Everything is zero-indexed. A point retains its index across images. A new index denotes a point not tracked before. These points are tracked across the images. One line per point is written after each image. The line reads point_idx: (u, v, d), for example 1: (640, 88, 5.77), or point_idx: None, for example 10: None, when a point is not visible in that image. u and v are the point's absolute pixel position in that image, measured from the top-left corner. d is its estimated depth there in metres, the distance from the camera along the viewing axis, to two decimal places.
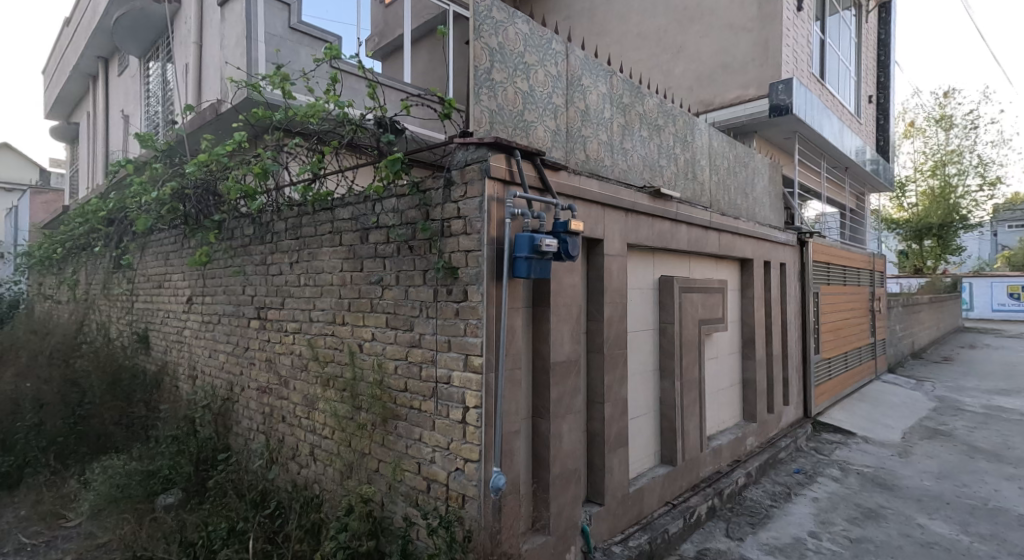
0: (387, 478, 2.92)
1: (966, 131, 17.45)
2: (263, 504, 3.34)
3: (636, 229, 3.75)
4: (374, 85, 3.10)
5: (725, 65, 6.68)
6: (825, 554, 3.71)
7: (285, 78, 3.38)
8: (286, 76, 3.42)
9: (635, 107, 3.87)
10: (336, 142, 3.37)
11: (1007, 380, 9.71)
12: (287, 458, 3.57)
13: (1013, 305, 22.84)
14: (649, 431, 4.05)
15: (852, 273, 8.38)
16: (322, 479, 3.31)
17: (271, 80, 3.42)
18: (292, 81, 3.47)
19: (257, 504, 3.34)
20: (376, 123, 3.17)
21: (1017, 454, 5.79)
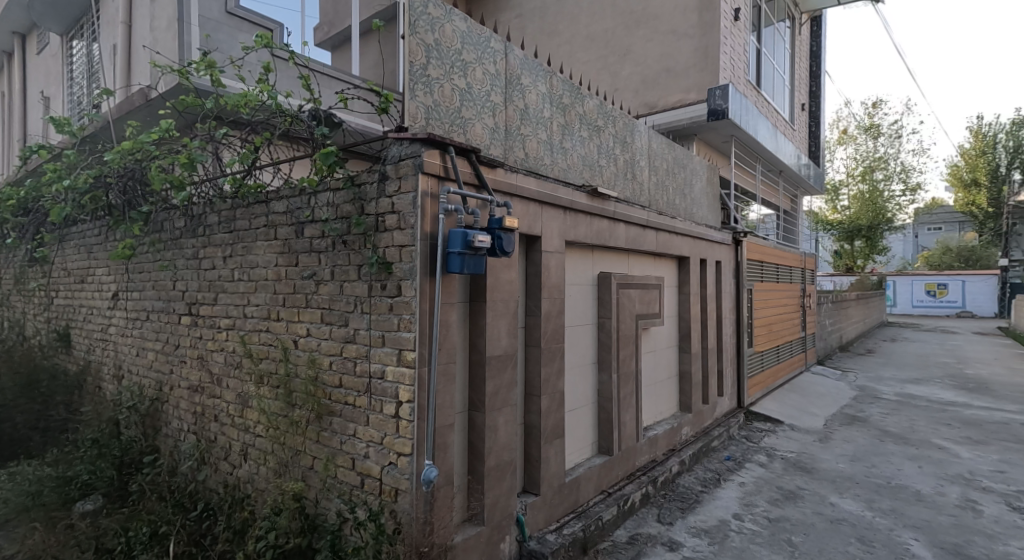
0: (320, 475, 2.89)
1: (892, 139, 18.73)
2: (190, 506, 3.25)
3: (575, 227, 3.85)
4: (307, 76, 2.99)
5: (669, 70, 6.92)
6: (746, 534, 3.93)
7: (213, 66, 3.27)
8: (214, 64, 3.31)
9: (575, 107, 3.97)
10: (269, 133, 3.28)
11: (920, 371, 10.51)
12: (218, 459, 3.48)
13: (930, 301, 24.67)
14: (587, 423, 4.17)
15: (785, 271, 8.84)
16: (255, 478, 3.24)
17: (198, 66, 3.29)
18: (221, 69, 3.36)
19: (182, 506, 3.23)
20: (310, 115, 3.10)
21: (922, 437, 6.29)
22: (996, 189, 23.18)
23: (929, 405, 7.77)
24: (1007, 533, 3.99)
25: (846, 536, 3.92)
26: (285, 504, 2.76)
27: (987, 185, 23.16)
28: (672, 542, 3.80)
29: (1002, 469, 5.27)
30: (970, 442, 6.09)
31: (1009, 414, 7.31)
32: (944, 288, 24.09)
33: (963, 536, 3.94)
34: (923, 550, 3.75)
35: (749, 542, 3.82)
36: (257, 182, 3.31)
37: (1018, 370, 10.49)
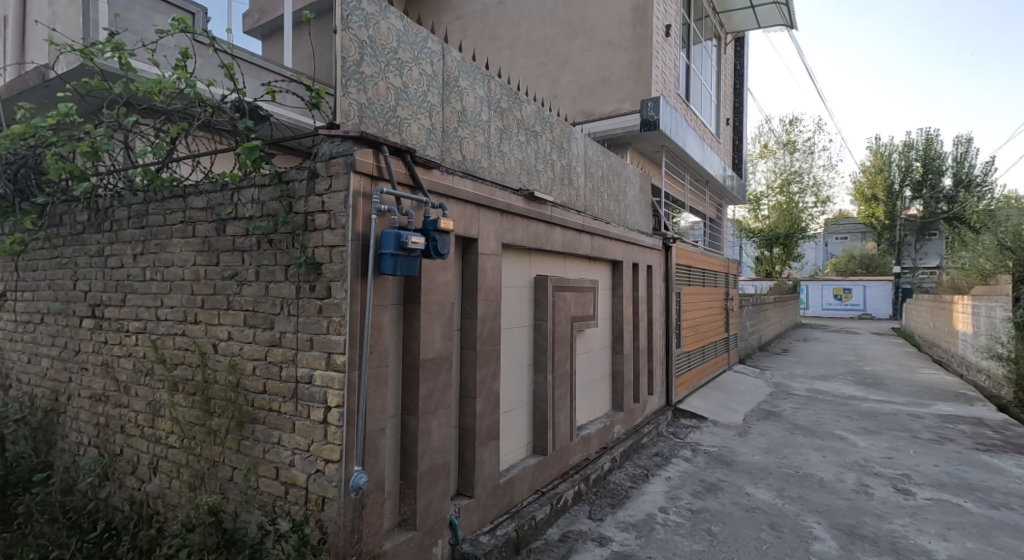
0: (240, 487, 2.76)
1: (806, 155, 20.19)
2: (86, 528, 3.03)
3: (511, 230, 3.89)
4: (231, 65, 2.81)
5: (605, 80, 7.12)
6: (670, 526, 4.08)
7: (120, 48, 3.04)
8: (123, 46, 3.07)
9: (512, 111, 4.00)
10: (187, 123, 3.09)
11: (827, 368, 11.31)
12: (123, 473, 3.25)
13: (837, 305, 26.59)
14: (522, 424, 4.21)
15: (711, 275, 9.28)
16: (166, 494, 3.05)
17: (103, 47, 3.05)
18: (130, 51, 3.12)
19: (78, 527, 3.03)
20: (234, 106, 2.94)
21: (827, 428, 6.77)
22: (892, 203, 25.39)
23: (834, 399, 8.39)
24: (893, 513, 4.36)
25: (759, 523, 4.15)
26: (201, 518, 2.67)
27: (885, 199, 25.33)
28: (601, 537, 3.90)
29: (891, 455, 5.75)
30: (866, 431, 6.62)
31: (901, 406, 8.00)
32: (849, 292, 26.07)
33: (857, 517, 4.28)
34: (824, 532, 4.03)
35: (673, 533, 3.98)
36: (172, 175, 3.14)
37: (908, 366, 11.52)
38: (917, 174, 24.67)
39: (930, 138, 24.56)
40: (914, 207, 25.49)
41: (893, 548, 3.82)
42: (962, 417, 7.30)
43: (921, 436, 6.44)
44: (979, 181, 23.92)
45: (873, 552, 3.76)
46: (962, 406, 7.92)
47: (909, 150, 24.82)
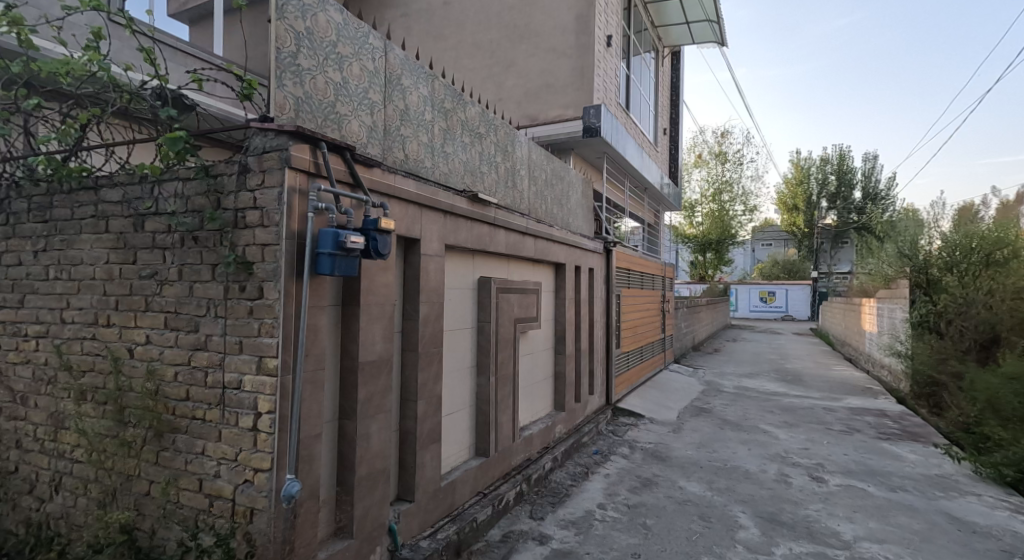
0: (158, 502, 2.61)
1: (735, 166, 21.20)
2: None
3: (454, 231, 3.87)
4: (151, 50, 2.63)
5: (549, 85, 7.21)
6: (608, 522, 4.17)
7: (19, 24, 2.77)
8: (21, 20, 2.80)
9: (456, 112, 3.98)
10: (99, 109, 2.85)
11: (753, 366, 11.92)
12: (19, 493, 2.99)
13: (763, 307, 28.06)
14: (465, 426, 4.18)
15: (649, 278, 9.56)
16: (70, 513, 2.83)
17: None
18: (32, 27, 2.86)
19: None
20: (155, 94, 2.80)
21: (752, 423, 7.12)
22: (810, 213, 27.00)
23: (759, 395, 8.83)
24: (809, 499, 4.63)
25: (691, 515, 4.31)
26: (110, 538, 2.55)
27: (805, 209, 26.94)
28: (541, 536, 3.93)
29: (808, 445, 6.12)
30: (787, 425, 7.00)
31: (818, 400, 8.54)
32: (773, 295, 27.62)
33: (777, 505, 4.51)
34: (749, 520, 4.23)
35: (610, 529, 4.06)
36: (83, 164, 2.92)
37: (824, 364, 12.30)
38: (832, 186, 26.48)
39: (842, 152, 26.20)
40: (829, 217, 27.00)
41: (807, 532, 4.06)
42: (868, 409, 7.87)
43: (833, 427, 6.88)
44: (883, 194, 26.00)
45: (791, 536, 3.98)
46: (868, 399, 8.54)
47: (825, 164, 26.56)
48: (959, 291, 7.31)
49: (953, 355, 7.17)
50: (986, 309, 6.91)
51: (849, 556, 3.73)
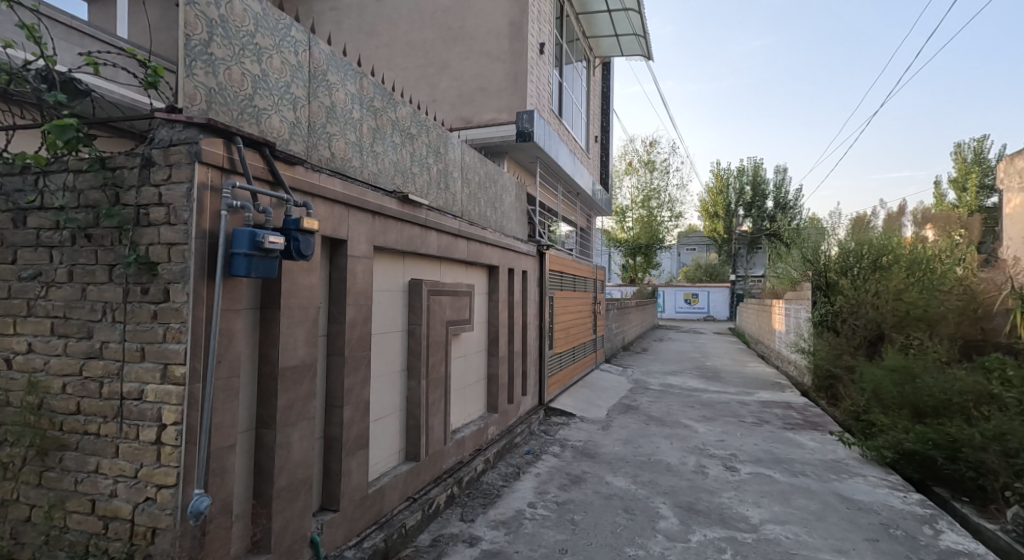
0: (40, 527, 2.39)
1: (663, 174, 22.04)
2: None
3: (383, 232, 3.79)
4: (32, 26, 2.38)
5: (483, 89, 7.22)
6: (538, 520, 4.21)
7: None
8: None
9: (386, 112, 3.90)
10: None
11: (677, 364, 12.44)
12: None
13: (687, 308, 29.36)
14: (394, 431, 4.10)
15: (581, 281, 9.75)
16: None
17: None
18: None
19: None
20: (39, 77, 2.55)
21: (675, 418, 7.41)
22: (729, 220, 28.58)
23: (682, 392, 9.22)
24: (723, 488, 4.88)
25: (616, 508, 4.43)
26: None
27: (724, 216, 28.49)
28: (471, 538, 3.91)
29: (723, 438, 6.44)
30: (705, 419, 7.35)
31: (735, 395, 9.02)
32: (696, 297, 29.02)
33: (694, 494, 4.72)
34: (668, 511, 4.39)
35: (539, 526, 4.10)
36: None
37: (739, 360, 13.04)
38: (748, 196, 28.19)
39: (756, 164, 27.94)
40: (744, 224, 28.69)
41: (720, 518, 4.27)
42: (776, 401, 8.41)
43: (745, 419, 7.30)
44: (792, 204, 27.95)
45: (706, 523, 4.17)
46: (777, 392, 9.12)
47: (742, 175, 28.23)
48: (854, 292, 7.90)
49: (847, 351, 7.77)
50: (873, 308, 7.54)
51: (756, 538, 3.95)
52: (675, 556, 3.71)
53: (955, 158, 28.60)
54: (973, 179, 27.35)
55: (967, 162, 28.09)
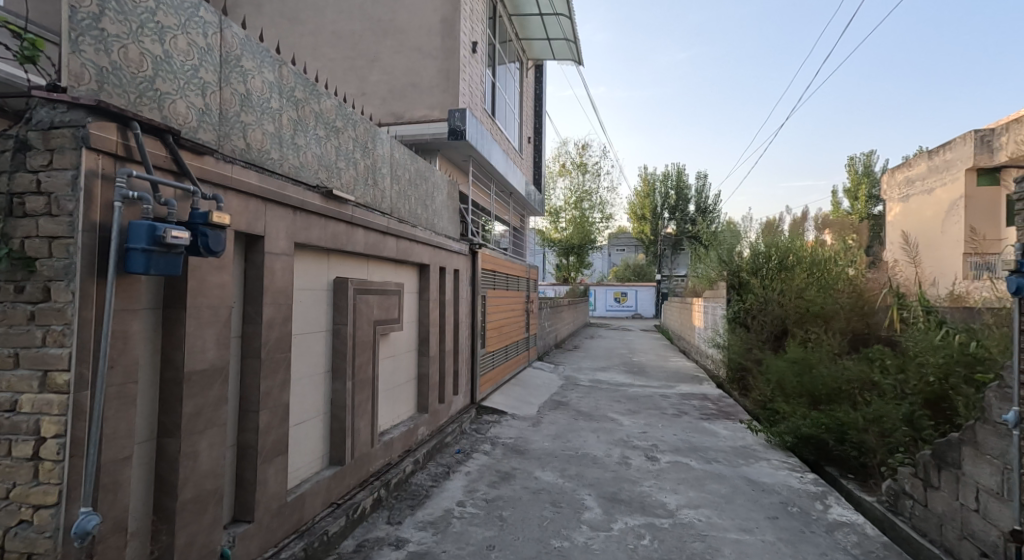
0: None
1: (594, 176, 22.54)
2: None
3: (305, 229, 3.63)
4: None
5: (414, 84, 7.09)
6: (466, 518, 4.17)
7: None
8: None
9: (308, 103, 3.73)
10: None
11: (606, 361, 12.75)
12: None
13: (617, 307, 30.17)
14: (316, 436, 3.93)
15: (514, 280, 9.79)
16: None
17: None
18: None
19: None
20: None
21: (602, 412, 7.59)
22: (656, 222, 29.76)
23: (610, 387, 9.45)
24: (644, 477, 5.04)
25: (544, 502, 4.47)
26: None
27: (650, 218, 29.61)
28: (398, 540, 3.82)
29: (646, 429, 6.66)
30: (630, 412, 7.57)
31: (659, 389, 9.34)
32: (626, 296, 29.89)
33: (618, 484, 4.85)
34: (593, 501, 4.48)
35: (468, 524, 4.07)
36: None
37: (663, 356, 13.58)
38: (672, 199, 29.41)
39: (680, 169, 29.21)
40: (669, 227, 29.91)
41: (641, 506, 4.41)
42: (695, 394, 8.79)
43: (667, 411, 7.59)
44: (712, 208, 29.42)
45: (627, 511, 4.30)
46: (696, 385, 9.55)
47: (667, 179, 29.43)
48: (762, 290, 8.43)
49: (755, 345, 8.26)
50: (778, 305, 8.06)
51: (673, 522, 4.12)
52: (598, 545, 3.78)
53: (849, 169, 31.23)
54: (864, 189, 30.07)
55: (858, 174, 30.72)
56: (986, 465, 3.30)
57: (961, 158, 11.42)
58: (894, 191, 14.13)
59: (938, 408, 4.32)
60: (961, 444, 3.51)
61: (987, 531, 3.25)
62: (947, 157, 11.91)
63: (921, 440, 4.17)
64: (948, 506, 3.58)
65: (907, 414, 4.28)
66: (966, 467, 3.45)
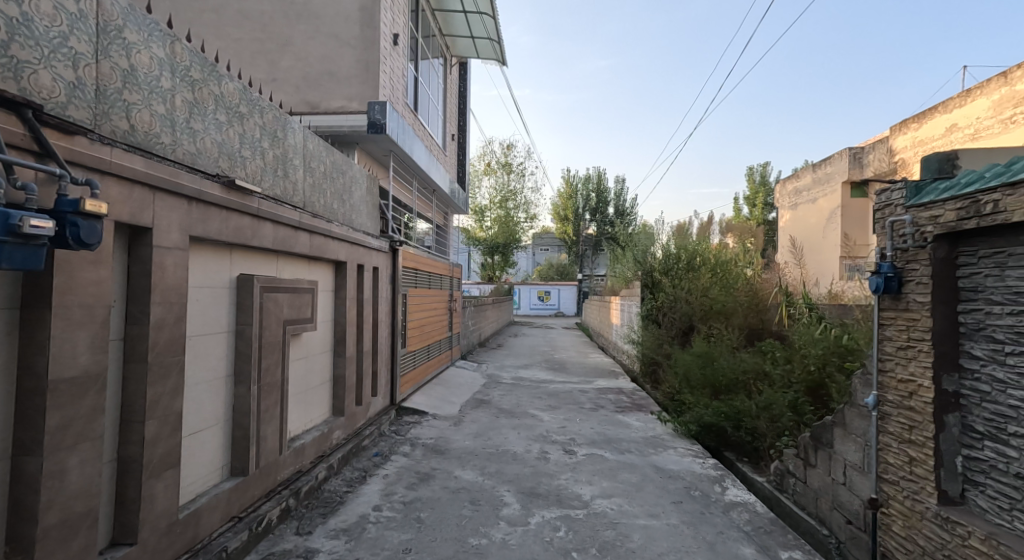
0: None
1: (519, 176, 22.65)
2: None
3: (203, 221, 3.34)
4: None
5: (330, 73, 6.77)
6: (382, 523, 4.02)
7: None
8: None
9: (207, 84, 3.43)
10: None
11: (529, 358, 12.84)
12: None
13: (540, 305, 30.60)
14: (216, 445, 3.63)
15: (437, 278, 9.61)
16: None
17: None
18: None
19: None
20: None
21: (523, 409, 7.62)
22: (577, 223, 30.42)
23: (531, 384, 9.52)
24: (561, 470, 5.09)
25: (463, 501, 4.39)
26: None
27: (573, 219, 30.22)
28: (307, 551, 3.60)
29: (565, 424, 6.74)
30: (550, 408, 7.65)
31: (579, 384, 9.52)
32: (548, 295, 30.37)
33: (536, 479, 4.85)
34: (512, 497, 4.46)
35: (383, 529, 3.92)
36: None
37: (582, 352, 13.88)
38: (593, 201, 30.24)
39: (600, 172, 30.10)
40: (590, 227, 30.72)
41: (557, 499, 4.43)
42: (611, 388, 9.03)
43: (585, 406, 7.74)
44: (630, 210, 30.53)
45: (544, 505, 4.31)
46: (613, 379, 9.82)
47: (588, 182, 30.25)
48: (671, 289, 8.79)
49: (665, 340, 8.63)
50: (686, 303, 8.45)
51: (587, 513, 4.17)
52: (515, 540, 3.76)
53: (749, 178, 33.52)
54: (760, 197, 32.37)
55: (756, 183, 33.03)
56: (851, 443, 3.63)
57: (839, 171, 12.50)
58: (784, 200, 15.23)
59: (817, 395, 4.84)
60: (832, 426, 3.83)
61: (851, 501, 3.61)
62: (827, 170, 13.03)
63: (803, 424, 4.61)
64: (822, 481, 3.92)
65: (792, 401, 4.72)
66: (837, 446, 3.77)
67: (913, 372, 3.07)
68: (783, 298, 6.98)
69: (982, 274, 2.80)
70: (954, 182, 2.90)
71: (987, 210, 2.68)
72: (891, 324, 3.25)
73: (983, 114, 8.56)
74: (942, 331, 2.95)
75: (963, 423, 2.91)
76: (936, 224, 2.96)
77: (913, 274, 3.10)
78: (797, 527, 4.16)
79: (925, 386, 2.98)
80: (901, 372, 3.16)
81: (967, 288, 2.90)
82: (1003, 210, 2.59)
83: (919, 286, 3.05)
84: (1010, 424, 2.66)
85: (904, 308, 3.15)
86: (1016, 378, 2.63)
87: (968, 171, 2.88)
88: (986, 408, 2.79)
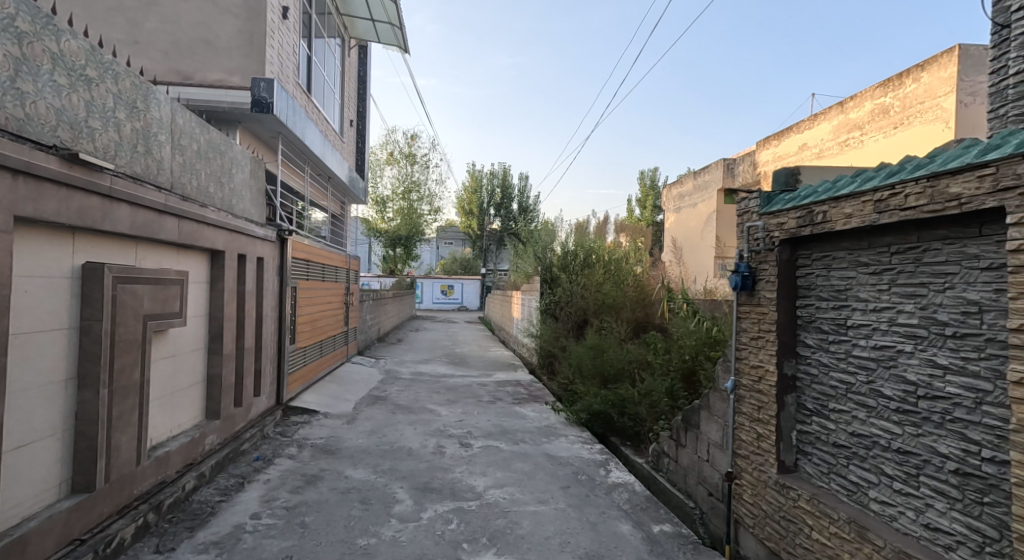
0: None
1: (422, 169, 22.32)
2: None
3: (36, 199, 2.84)
4: None
5: (208, 43, 6.13)
6: (260, 532, 3.69)
7: None
8: None
9: (40, 39, 2.93)
10: None
11: (429, 352, 12.60)
12: None
13: (443, 300, 30.30)
14: (52, 459, 3.13)
15: (331, 271, 9.10)
16: None
17: None
18: None
19: None
20: None
21: (421, 404, 7.42)
22: (481, 218, 30.50)
23: (431, 379, 9.32)
24: (456, 463, 4.99)
25: (353, 502, 4.16)
26: None
27: (476, 214, 30.20)
28: None
29: (462, 418, 6.66)
30: (448, 402, 7.52)
31: (479, 377, 9.46)
32: (452, 289, 30.18)
33: (431, 474, 4.71)
34: (404, 494, 4.30)
35: (261, 538, 3.60)
36: None
37: (484, 346, 13.88)
38: (497, 196, 30.38)
39: (504, 168, 30.32)
40: (494, 222, 30.83)
41: (451, 492, 4.33)
42: (510, 380, 9.06)
43: (483, 399, 7.70)
44: (533, 206, 31.04)
45: (438, 499, 4.19)
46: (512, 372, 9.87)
47: (493, 177, 30.37)
48: (568, 283, 8.98)
49: (561, 333, 8.82)
50: (581, 297, 8.67)
51: (479, 504, 4.10)
52: (406, 537, 3.61)
53: (641, 180, 35.30)
54: (651, 198, 34.26)
55: (648, 185, 34.89)
56: (715, 424, 3.84)
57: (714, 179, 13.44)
58: (670, 204, 16.13)
59: (689, 381, 5.09)
60: (699, 408, 4.04)
61: (713, 476, 3.84)
62: (705, 178, 13.97)
63: (676, 408, 4.82)
64: (691, 459, 4.15)
65: (668, 387, 4.96)
66: (703, 427, 4.00)
67: (762, 358, 3.29)
68: (667, 294, 7.41)
69: (814, 274, 3.05)
70: (795, 195, 3.14)
71: (818, 220, 2.91)
72: (745, 318, 3.46)
73: (826, 136, 9.39)
74: (783, 323, 3.18)
75: (798, 403, 3.16)
76: (781, 230, 3.19)
77: (764, 273, 3.31)
78: (669, 503, 4.40)
79: (770, 371, 3.20)
80: (752, 358, 3.38)
81: (802, 286, 3.15)
82: (830, 220, 2.83)
83: (768, 284, 3.27)
84: (831, 401, 2.91)
85: (756, 303, 3.37)
86: (836, 361, 2.88)
87: (806, 187, 3.13)
88: (815, 389, 3.04)
